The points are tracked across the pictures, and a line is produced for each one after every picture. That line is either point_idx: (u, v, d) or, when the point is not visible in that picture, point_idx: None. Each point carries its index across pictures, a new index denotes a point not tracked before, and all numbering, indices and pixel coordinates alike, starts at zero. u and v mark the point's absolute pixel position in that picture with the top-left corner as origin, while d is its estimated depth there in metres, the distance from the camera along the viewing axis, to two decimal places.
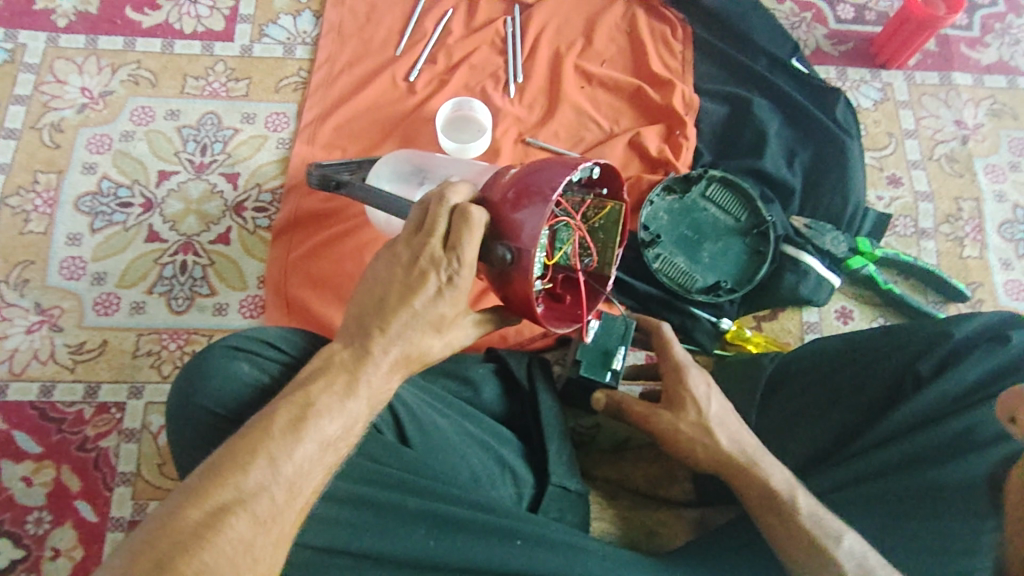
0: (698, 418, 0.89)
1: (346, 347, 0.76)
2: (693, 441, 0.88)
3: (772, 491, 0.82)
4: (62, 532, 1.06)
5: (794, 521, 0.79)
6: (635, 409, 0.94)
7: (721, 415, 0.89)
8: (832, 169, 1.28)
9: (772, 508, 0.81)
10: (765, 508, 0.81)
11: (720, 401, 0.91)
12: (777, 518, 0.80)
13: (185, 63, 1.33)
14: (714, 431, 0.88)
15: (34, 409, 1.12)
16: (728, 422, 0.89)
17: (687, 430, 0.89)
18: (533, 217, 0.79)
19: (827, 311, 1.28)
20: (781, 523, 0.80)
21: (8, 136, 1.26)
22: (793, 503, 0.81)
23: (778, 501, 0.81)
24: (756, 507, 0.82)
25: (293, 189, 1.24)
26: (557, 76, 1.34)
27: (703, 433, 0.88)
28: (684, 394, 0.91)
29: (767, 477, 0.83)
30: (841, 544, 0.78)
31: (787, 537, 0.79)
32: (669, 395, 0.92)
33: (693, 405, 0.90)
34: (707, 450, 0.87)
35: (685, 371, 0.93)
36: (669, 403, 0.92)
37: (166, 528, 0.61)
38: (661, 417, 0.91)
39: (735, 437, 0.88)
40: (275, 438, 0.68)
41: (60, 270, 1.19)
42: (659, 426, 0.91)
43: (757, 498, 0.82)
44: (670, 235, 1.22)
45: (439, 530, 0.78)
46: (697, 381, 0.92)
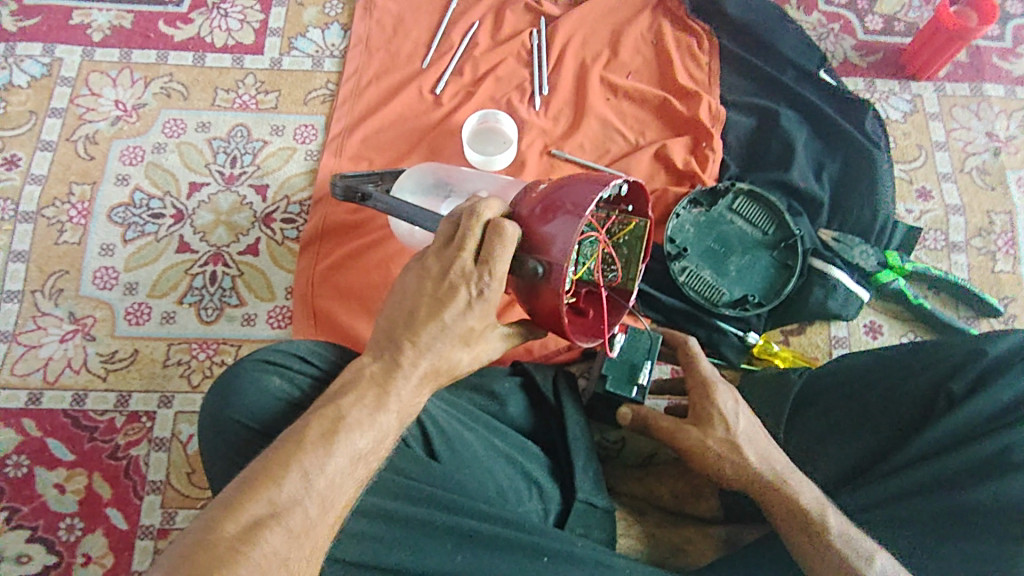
0: (726, 434, 0.88)
1: (376, 360, 0.76)
2: (721, 458, 0.87)
3: (802, 510, 0.81)
4: (93, 539, 1.08)
5: (825, 542, 0.78)
6: (662, 424, 0.93)
7: (749, 432, 0.88)
8: (859, 183, 1.27)
9: (804, 529, 0.80)
10: (796, 529, 0.80)
11: (749, 419, 0.90)
12: (808, 539, 0.79)
13: (215, 77, 1.35)
14: (743, 448, 0.87)
15: (67, 417, 1.13)
16: (756, 439, 0.88)
17: (715, 447, 0.88)
18: (564, 231, 0.79)
19: (856, 325, 1.26)
20: (812, 545, 0.79)
21: (44, 149, 1.29)
22: (824, 524, 0.79)
23: (809, 521, 0.80)
24: (787, 528, 0.81)
25: (320, 200, 1.25)
26: (582, 88, 1.34)
27: (732, 451, 0.87)
28: (711, 410, 0.90)
29: (797, 495, 0.82)
30: (873, 564, 0.77)
31: (818, 559, 0.78)
32: (696, 411, 0.92)
33: (721, 421, 0.89)
34: (736, 468, 0.86)
35: (713, 388, 0.92)
36: (697, 419, 0.91)
37: (203, 543, 0.61)
38: (689, 433, 0.90)
39: (764, 455, 0.87)
40: (308, 451, 0.69)
41: (93, 280, 1.21)
42: (686, 442, 0.90)
43: (786, 519, 0.81)
44: (696, 248, 1.22)
45: (468, 546, 0.78)
46: (726, 398, 0.91)
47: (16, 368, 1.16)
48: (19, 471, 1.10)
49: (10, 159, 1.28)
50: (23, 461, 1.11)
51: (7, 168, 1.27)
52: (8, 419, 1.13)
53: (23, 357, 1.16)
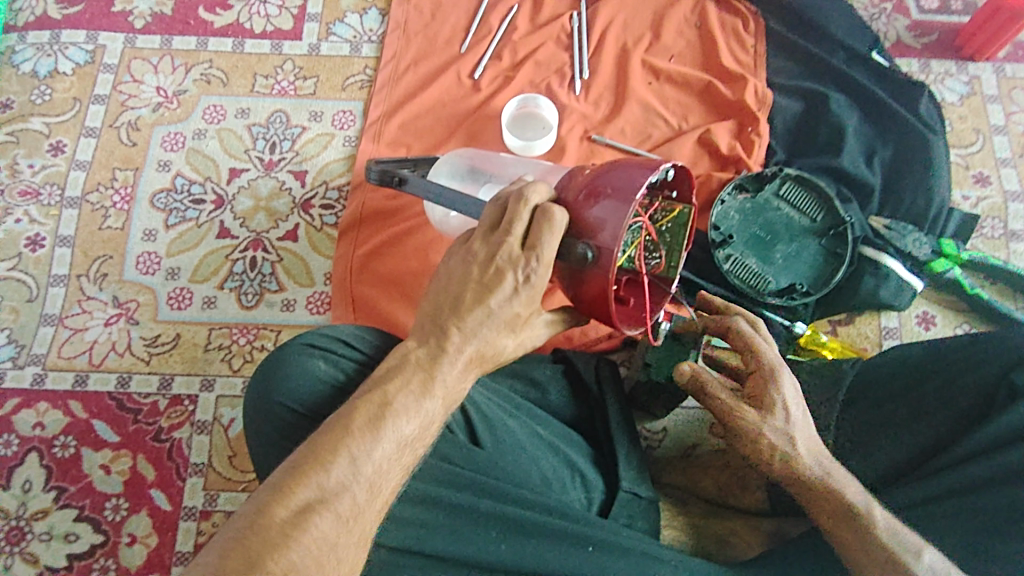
0: (784, 425, 0.80)
1: (422, 346, 0.75)
2: (773, 450, 0.81)
3: (848, 505, 0.77)
4: (138, 519, 1.09)
5: (871, 539, 0.76)
6: (720, 399, 0.83)
7: (802, 423, 0.81)
8: (913, 168, 1.22)
9: (848, 526, 0.77)
10: (840, 526, 0.77)
11: (802, 404, 0.83)
12: (853, 536, 0.76)
13: (254, 63, 1.35)
14: (797, 443, 0.80)
15: (112, 400, 1.15)
16: (809, 432, 0.82)
17: (772, 438, 0.81)
18: (612, 215, 0.78)
19: (908, 316, 1.22)
20: (858, 541, 0.76)
21: (88, 135, 1.30)
22: (870, 520, 0.76)
23: (854, 516, 0.77)
24: (829, 525, 0.78)
25: (358, 186, 1.24)
26: (624, 72, 1.31)
27: (786, 443, 0.80)
28: (774, 396, 0.81)
29: (844, 491, 0.78)
30: (921, 560, 0.75)
31: (864, 555, 0.76)
32: (754, 393, 0.83)
33: (782, 410, 0.81)
34: (786, 462, 0.80)
35: (779, 372, 0.82)
36: (754, 402, 0.82)
37: (254, 527, 0.62)
38: (747, 417, 0.82)
39: (813, 449, 0.81)
40: (356, 437, 0.68)
41: (136, 265, 1.22)
42: (740, 426, 0.82)
43: (830, 517, 0.78)
44: (741, 236, 1.18)
45: (511, 535, 0.77)
46: (788, 383, 0.82)
47: (62, 351, 1.17)
48: (67, 451, 1.12)
49: (55, 145, 1.29)
50: (70, 442, 1.13)
51: (52, 153, 1.29)
52: (55, 401, 1.15)
53: (69, 340, 1.18)
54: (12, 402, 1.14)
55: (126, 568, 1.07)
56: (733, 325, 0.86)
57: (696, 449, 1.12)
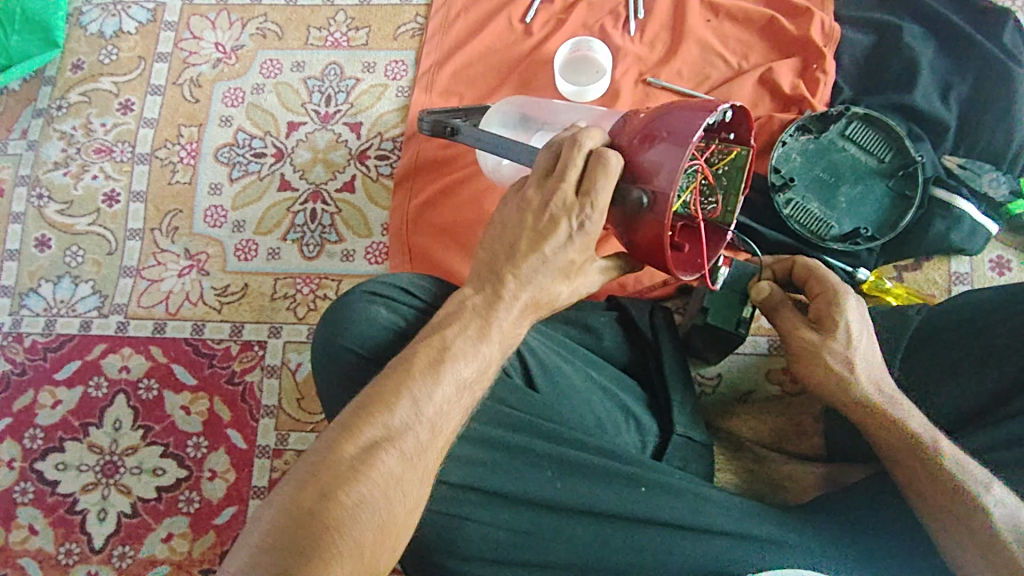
0: (846, 348, 0.83)
1: (478, 292, 0.77)
2: (831, 374, 0.83)
3: (912, 434, 0.78)
4: (217, 456, 1.17)
5: (938, 468, 0.76)
6: (783, 317, 0.89)
7: (867, 350, 0.84)
8: (993, 102, 1.14)
9: (914, 452, 0.77)
10: (904, 454, 0.78)
11: (870, 335, 0.85)
12: (918, 462, 0.76)
13: (308, 15, 1.36)
14: (858, 370, 0.82)
15: (189, 345, 1.22)
16: (872, 362, 0.83)
17: (831, 360, 0.83)
18: (669, 159, 0.77)
19: (981, 260, 1.17)
20: (922, 469, 0.76)
21: (154, 93, 1.35)
22: (936, 448, 0.77)
23: (919, 444, 0.77)
24: (893, 453, 0.78)
25: (412, 136, 1.26)
26: (680, 10, 1.26)
27: (845, 367, 0.83)
28: (838, 319, 0.84)
29: (907, 420, 0.79)
30: (990, 492, 0.74)
31: (929, 483, 0.75)
32: (819, 315, 0.86)
33: (844, 332, 0.84)
34: (846, 389, 0.82)
35: (844, 296, 0.85)
36: (818, 323, 0.86)
37: (326, 462, 0.66)
38: (807, 335, 0.85)
39: (875, 378, 0.83)
40: (417, 380, 0.71)
41: (204, 218, 1.28)
42: (800, 343, 0.86)
43: (893, 445, 0.79)
44: (803, 179, 1.14)
45: (566, 474, 0.80)
46: (856, 312, 0.85)
47: (141, 301, 1.25)
48: (150, 394, 1.21)
49: (124, 104, 1.34)
50: (153, 385, 1.21)
51: (122, 112, 1.34)
52: (138, 346, 1.23)
53: (147, 290, 1.25)
54: (100, 347, 1.23)
55: (209, 500, 1.16)
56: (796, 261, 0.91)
57: (752, 395, 1.12)
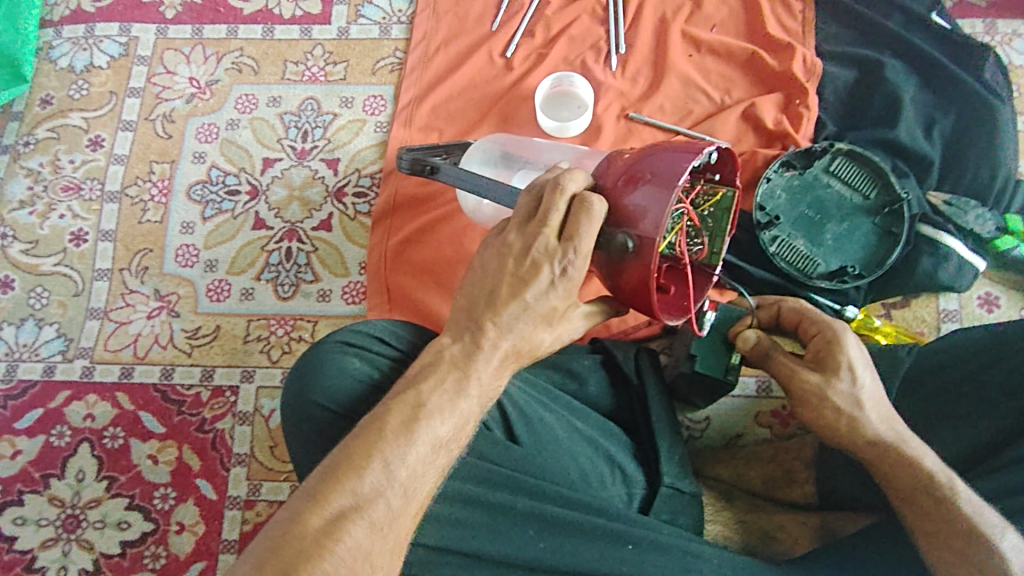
0: (851, 387, 0.80)
1: (456, 342, 0.74)
2: (839, 412, 0.80)
3: (926, 473, 0.75)
4: (185, 508, 1.12)
5: (953, 510, 0.73)
6: (781, 361, 0.86)
7: (872, 389, 0.81)
8: (976, 139, 1.14)
9: (927, 492, 0.75)
10: (916, 493, 0.75)
11: (872, 373, 0.83)
12: (931, 503, 0.74)
13: (285, 49, 1.34)
14: (865, 407, 0.80)
15: (157, 391, 1.17)
16: (880, 400, 0.81)
17: (835, 400, 0.81)
18: (654, 203, 0.75)
19: (969, 297, 1.15)
20: (936, 511, 0.74)
21: (125, 129, 1.31)
22: (950, 489, 0.74)
23: (934, 484, 0.75)
24: (905, 494, 0.76)
25: (391, 173, 1.23)
26: (662, 45, 1.25)
27: (852, 405, 0.80)
28: (838, 358, 0.82)
29: (921, 458, 0.77)
30: (1006, 536, 0.72)
31: (941, 527, 0.73)
32: (817, 357, 0.84)
33: (847, 371, 0.81)
34: (856, 427, 0.80)
35: (842, 336, 0.83)
36: (817, 364, 0.83)
37: (289, 536, 0.61)
38: (808, 377, 0.83)
39: (885, 416, 0.80)
40: (389, 441, 0.67)
41: (176, 258, 1.24)
42: (802, 386, 0.83)
43: (905, 484, 0.76)
44: (788, 216, 1.13)
45: (550, 533, 0.76)
46: (855, 350, 0.83)
47: (108, 344, 1.20)
48: (116, 442, 1.15)
49: (94, 140, 1.31)
50: (119, 433, 1.16)
51: (91, 148, 1.30)
52: (104, 393, 1.17)
53: (115, 333, 1.20)
54: (63, 394, 1.18)
55: (176, 555, 1.10)
56: (783, 303, 0.91)
57: (741, 439, 1.09)
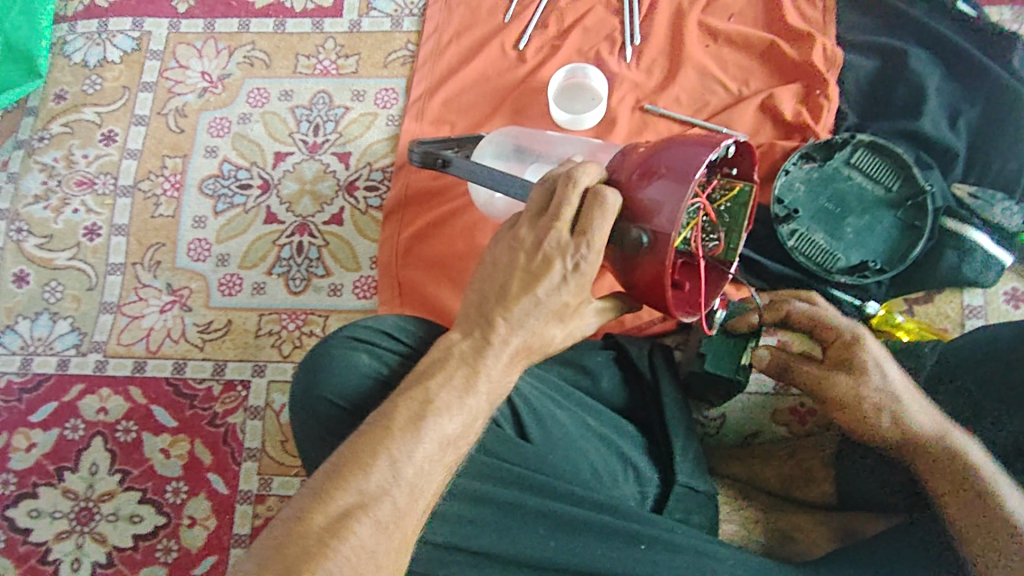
0: (883, 385, 0.79)
1: (465, 338, 0.72)
2: (875, 412, 0.80)
3: (968, 467, 0.75)
4: (197, 502, 1.12)
5: (995, 504, 0.73)
6: (803, 368, 0.84)
7: (905, 382, 0.80)
8: (1004, 130, 1.11)
9: (969, 487, 0.75)
10: (958, 489, 0.75)
11: (898, 366, 0.82)
12: (972, 498, 0.74)
13: (296, 42, 1.33)
14: (904, 400, 0.79)
15: (169, 385, 1.17)
16: (914, 395, 0.80)
17: (869, 399, 0.80)
18: (669, 197, 0.73)
19: (995, 292, 1.11)
20: (979, 507, 0.74)
21: (138, 123, 1.31)
22: (993, 483, 0.74)
23: (977, 478, 0.75)
24: (945, 488, 0.76)
25: (402, 166, 1.22)
26: (678, 35, 1.23)
27: (887, 402, 0.79)
28: (864, 357, 0.81)
29: (962, 451, 0.76)
30: None
31: (983, 522, 0.73)
32: (839, 356, 0.83)
33: (875, 369, 0.80)
34: (897, 421, 0.79)
35: (862, 333, 0.82)
36: (842, 364, 0.82)
37: (292, 535, 0.60)
38: (837, 380, 0.82)
39: (924, 408, 0.80)
40: (395, 438, 0.66)
41: (188, 252, 1.24)
42: (833, 388, 0.82)
43: (946, 479, 0.76)
44: (808, 209, 1.10)
45: (561, 532, 0.74)
46: (877, 346, 0.82)
47: (121, 338, 1.20)
48: (129, 436, 1.16)
49: (107, 135, 1.31)
50: (132, 426, 1.16)
51: (104, 143, 1.30)
52: (116, 386, 1.18)
53: (128, 327, 1.21)
54: (77, 388, 1.18)
55: (188, 549, 1.10)
56: (790, 308, 0.88)
57: (758, 437, 1.06)
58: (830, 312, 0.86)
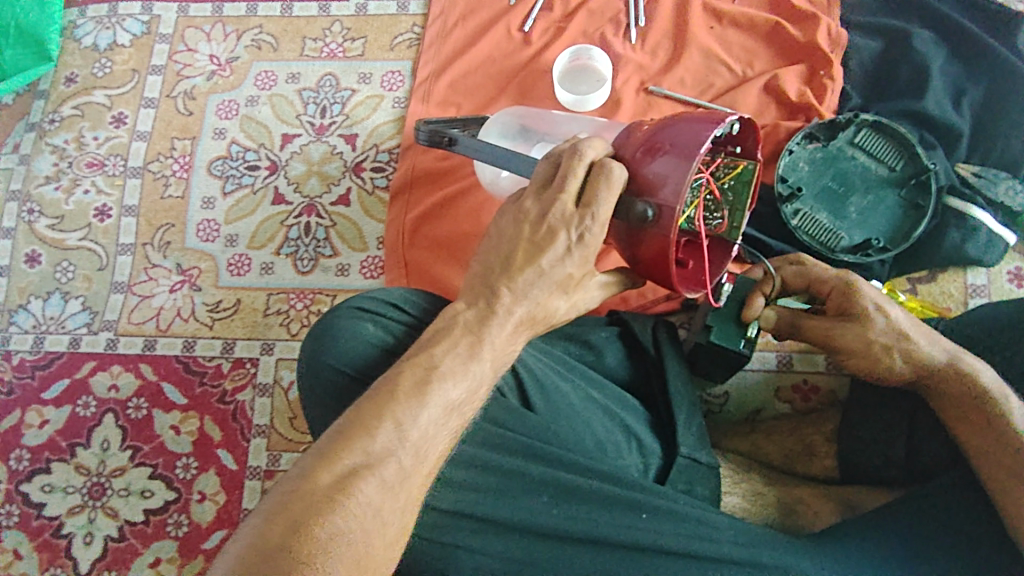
0: (888, 324, 0.82)
1: (470, 308, 0.73)
2: (887, 350, 0.82)
3: (981, 388, 0.78)
4: (207, 477, 1.14)
5: (1005, 423, 0.76)
6: (813, 324, 0.87)
7: (906, 317, 0.83)
8: (1007, 109, 1.11)
9: (980, 410, 0.77)
10: (971, 412, 0.78)
11: (897, 305, 0.85)
12: (983, 420, 0.77)
13: (304, 26, 1.34)
14: (912, 336, 0.81)
15: (179, 363, 1.19)
16: (920, 326, 0.83)
17: (881, 340, 0.82)
18: (674, 171, 0.74)
19: (998, 272, 1.12)
20: (990, 430, 0.77)
21: (147, 106, 1.33)
22: (1004, 405, 0.77)
23: (988, 398, 0.77)
24: (957, 414, 0.79)
25: (409, 148, 1.23)
26: (683, 17, 1.23)
27: (898, 339, 0.82)
28: (863, 303, 0.83)
29: (977, 373, 0.79)
30: None
31: (996, 444, 0.76)
32: (841, 307, 0.85)
33: (877, 311, 0.83)
34: (910, 358, 0.81)
35: (853, 280, 0.85)
36: (845, 314, 0.85)
37: (298, 493, 0.61)
38: (845, 330, 0.84)
39: (932, 338, 0.82)
40: (401, 402, 0.67)
41: (197, 232, 1.25)
42: (843, 338, 0.84)
43: (959, 404, 0.79)
44: (811, 188, 1.10)
45: (563, 499, 0.75)
46: (872, 289, 0.85)
47: (132, 317, 1.22)
48: (139, 413, 1.17)
49: (117, 117, 1.32)
50: (142, 403, 1.18)
51: (115, 125, 1.32)
52: (128, 364, 1.19)
53: (138, 306, 1.22)
54: (89, 365, 1.20)
55: (198, 524, 1.12)
56: (783, 271, 0.91)
57: (761, 414, 1.07)
58: (819, 267, 0.89)
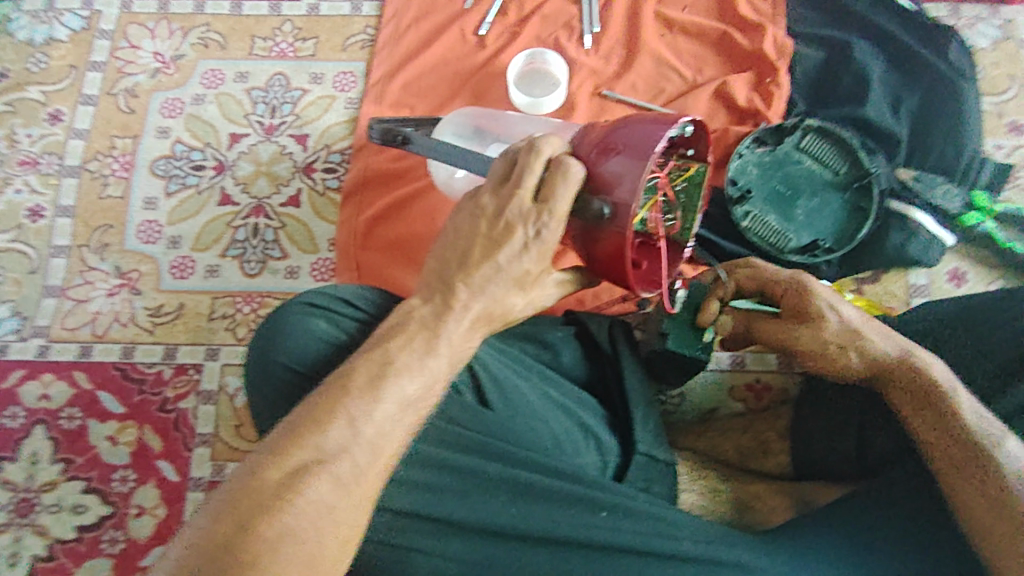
0: (841, 324, 0.84)
1: (427, 303, 0.72)
2: (841, 349, 0.84)
3: (931, 383, 0.79)
4: (146, 490, 1.08)
5: (954, 416, 0.77)
6: (767, 329, 0.89)
7: (859, 316, 0.85)
8: (942, 117, 1.16)
9: (930, 403, 0.79)
10: (922, 406, 0.79)
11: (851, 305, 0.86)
12: (934, 414, 0.78)
13: (253, 25, 1.31)
14: (864, 334, 0.83)
15: (117, 370, 1.13)
16: (873, 325, 0.84)
17: (834, 340, 0.84)
18: (630, 170, 0.73)
19: (937, 272, 1.16)
20: (941, 425, 0.77)
21: (85, 103, 1.27)
22: (954, 398, 0.78)
23: (939, 392, 0.79)
24: (909, 407, 0.80)
25: (362, 148, 1.21)
26: (635, 24, 1.25)
27: (851, 337, 0.83)
28: (817, 303, 0.85)
29: (928, 368, 0.80)
30: (1003, 447, 0.75)
31: (946, 437, 0.77)
32: (795, 309, 0.87)
33: (830, 312, 0.84)
34: (863, 355, 0.83)
35: (805, 282, 0.87)
36: (800, 316, 0.86)
37: (246, 490, 0.59)
38: (799, 334, 0.86)
39: (886, 335, 0.83)
40: (354, 398, 0.65)
41: (138, 234, 1.20)
42: (799, 339, 0.86)
43: (910, 398, 0.80)
44: (760, 191, 1.13)
45: (521, 498, 0.74)
46: (824, 290, 0.86)
47: (65, 322, 1.15)
48: (72, 423, 1.11)
49: (52, 114, 1.26)
50: (76, 413, 1.11)
51: (50, 123, 1.26)
52: (60, 372, 1.13)
53: (73, 311, 1.16)
54: (17, 374, 1.13)
55: (135, 539, 1.05)
56: (735, 274, 0.92)
57: (716, 412, 1.08)
58: (772, 269, 0.90)
